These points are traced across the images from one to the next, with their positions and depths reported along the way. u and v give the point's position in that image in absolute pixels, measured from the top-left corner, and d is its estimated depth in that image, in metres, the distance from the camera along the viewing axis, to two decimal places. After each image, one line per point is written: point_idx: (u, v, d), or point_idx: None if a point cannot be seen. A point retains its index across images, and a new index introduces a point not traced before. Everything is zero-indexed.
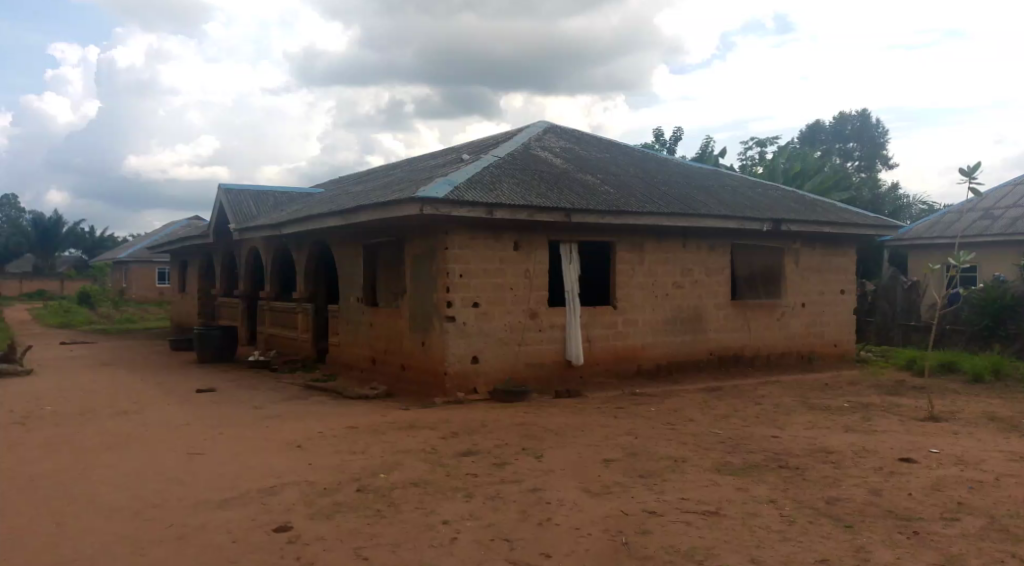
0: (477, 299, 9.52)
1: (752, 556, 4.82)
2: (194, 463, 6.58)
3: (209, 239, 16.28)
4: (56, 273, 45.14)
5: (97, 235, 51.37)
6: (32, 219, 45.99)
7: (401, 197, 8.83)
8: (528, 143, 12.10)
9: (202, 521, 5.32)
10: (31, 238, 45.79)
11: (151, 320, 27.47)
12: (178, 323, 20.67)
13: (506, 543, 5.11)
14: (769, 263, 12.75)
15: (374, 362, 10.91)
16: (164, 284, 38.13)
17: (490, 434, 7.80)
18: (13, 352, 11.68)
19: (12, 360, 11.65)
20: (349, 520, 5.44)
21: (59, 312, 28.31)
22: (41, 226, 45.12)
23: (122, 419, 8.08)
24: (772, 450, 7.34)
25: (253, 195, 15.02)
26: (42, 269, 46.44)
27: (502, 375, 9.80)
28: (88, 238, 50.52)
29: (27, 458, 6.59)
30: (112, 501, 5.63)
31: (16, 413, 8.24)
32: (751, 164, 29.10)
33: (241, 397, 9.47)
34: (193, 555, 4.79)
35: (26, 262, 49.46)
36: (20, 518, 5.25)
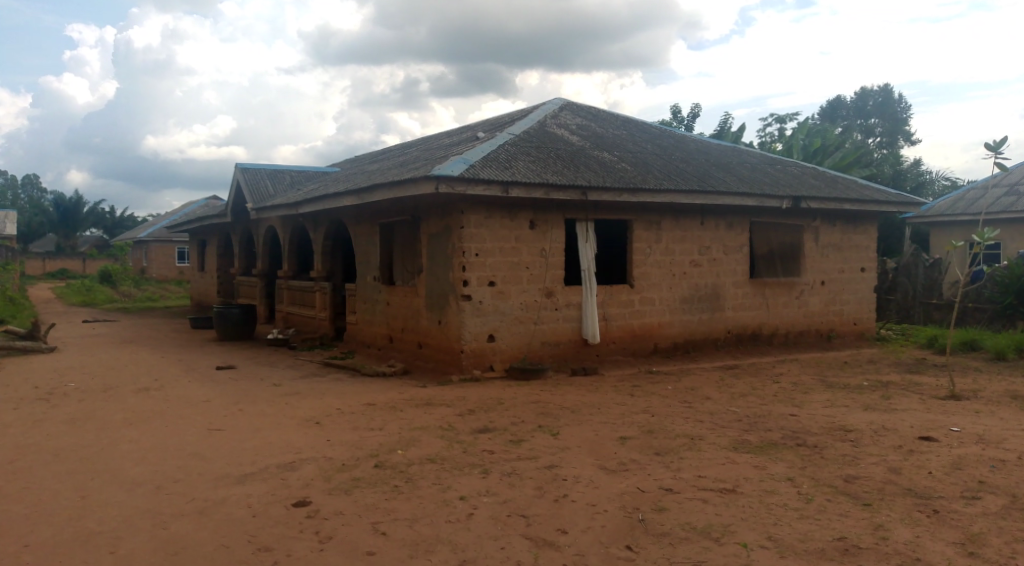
0: (493, 277, 9.51)
1: (769, 533, 4.82)
2: (214, 439, 6.67)
3: (227, 218, 16.39)
4: (78, 253, 45.72)
5: (117, 215, 51.90)
6: (53, 200, 46.53)
7: (417, 175, 8.81)
8: (544, 121, 12.00)
9: (223, 496, 5.40)
10: (53, 218, 46.39)
11: (171, 298, 27.79)
12: (198, 302, 20.91)
13: (522, 519, 5.14)
14: (788, 240, 12.61)
15: (391, 340, 10.97)
16: (184, 263, 38.55)
17: (507, 411, 7.82)
18: (36, 329, 11.87)
19: (36, 338, 11.84)
20: (367, 496, 5.51)
21: (81, 291, 28.68)
22: (63, 206, 45.69)
23: (143, 395, 8.20)
24: (790, 428, 7.30)
25: (269, 175, 15.07)
26: (64, 249, 47.05)
27: (518, 353, 9.81)
28: (108, 218, 51.06)
29: (52, 433, 6.71)
30: (135, 475, 5.73)
31: (41, 389, 8.39)
32: (770, 140, 28.70)
33: (259, 374, 9.57)
34: (215, 529, 4.87)
35: (49, 241, 50.20)
36: (47, 492, 5.36)
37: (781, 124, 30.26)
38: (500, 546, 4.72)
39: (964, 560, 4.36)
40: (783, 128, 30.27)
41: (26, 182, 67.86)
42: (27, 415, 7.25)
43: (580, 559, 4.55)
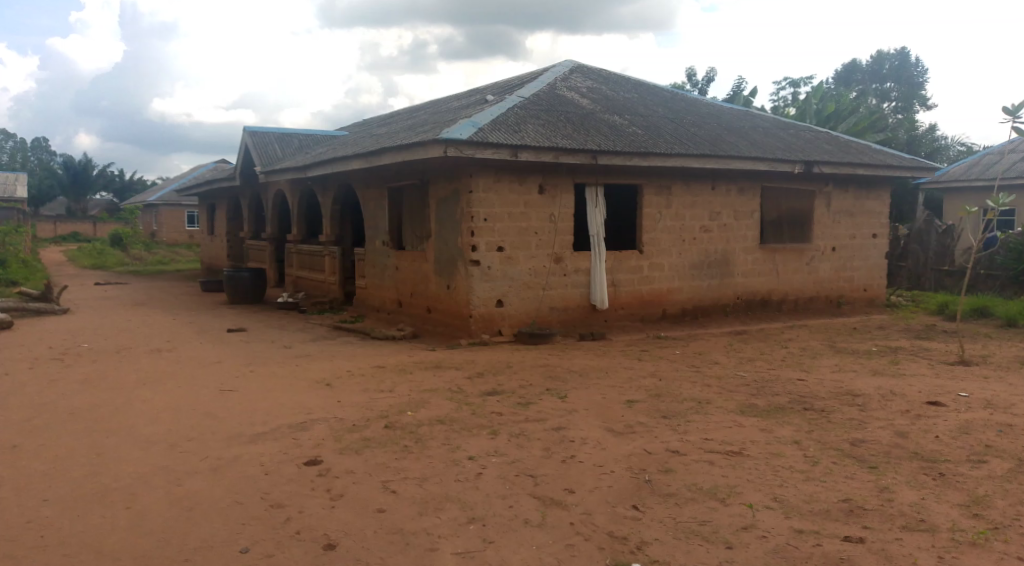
0: (502, 243, 9.50)
1: (775, 495, 4.86)
2: (225, 400, 6.75)
3: (236, 182, 16.38)
4: (89, 217, 45.91)
5: (126, 179, 51.89)
6: (63, 163, 46.56)
7: (425, 138, 8.75)
8: (554, 83, 11.85)
9: (235, 454, 5.49)
10: (63, 181, 46.49)
11: (182, 262, 27.93)
12: (209, 265, 21.03)
13: (530, 479, 5.21)
14: (799, 206, 12.50)
15: (400, 304, 11.02)
16: (194, 228, 38.71)
17: (515, 375, 7.88)
18: (49, 292, 11.95)
19: (50, 301, 11.93)
20: (377, 455, 5.58)
21: (92, 254, 28.96)
22: (73, 169, 45.76)
23: (156, 356, 8.30)
24: (798, 393, 7.33)
25: (277, 138, 15.01)
26: (76, 213, 47.26)
27: (527, 318, 9.84)
28: (118, 182, 51.19)
29: (67, 392, 6.83)
30: (149, 433, 5.84)
31: (56, 350, 8.50)
32: (784, 104, 28.26)
33: (270, 337, 9.66)
34: (228, 486, 4.97)
35: (60, 205, 50.48)
36: (63, 449, 5.47)
37: (795, 87, 29.76)
38: (508, 505, 4.80)
39: (969, 521, 4.39)
40: (798, 92, 29.79)
41: (36, 146, 67.91)
42: (42, 374, 7.37)
43: (587, 517, 4.61)
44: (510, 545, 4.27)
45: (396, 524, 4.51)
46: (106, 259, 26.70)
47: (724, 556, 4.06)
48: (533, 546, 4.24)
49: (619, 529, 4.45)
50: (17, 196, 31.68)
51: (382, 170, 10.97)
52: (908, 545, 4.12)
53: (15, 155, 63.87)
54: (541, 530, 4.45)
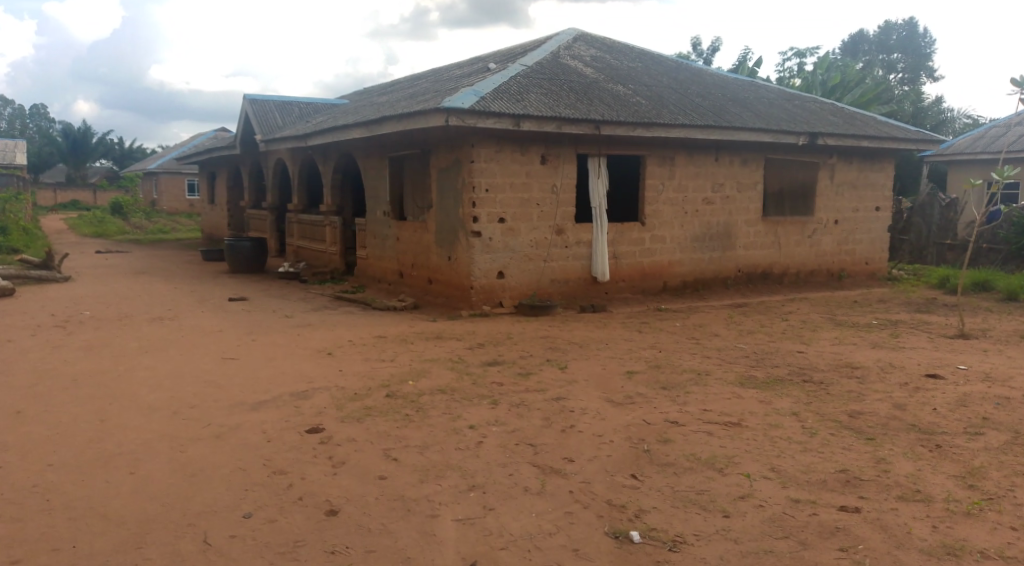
0: (503, 214, 9.47)
1: (773, 465, 4.91)
2: (227, 368, 6.79)
3: (237, 150, 16.28)
4: (89, 185, 45.73)
5: (125, 147, 51.57)
6: (61, 130, 46.24)
7: (426, 107, 8.66)
8: (558, 52, 11.71)
9: (237, 422, 5.54)
10: (63, 148, 46.21)
11: (183, 231, 27.89)
12: (210, 234, 21.00)
13: (530, 448, 5.26)
14: (803, 179, 12.43)
15: (401, 275, 11.02)
16: (195, 197, 38.60)
17: (516, 346, 7.91)
18: (50, 260, 11.95)
19: (51, 269, 11.93)
20: (378, 424, 5.63)
21: (94, 222, 28.91)
22: (72, 136, 45.47)
23: (158, 324, 8.32)
24: (797, 365, 7.37)
25: (277, 106, 14.87)
26: (75, 181, 47.05)
27: (528, 290, 9.85)
28: (118, 150, 50.92)
29: (70, 359, 6.86)
30: (152, 401, 5.89)
31: (59, 317, 8.53)
32: (790, 75, 27.96)
33: (271, 306, 9.69)
34: (230, 452, 5.02)
35: (59, 173, 50.28)
36: (66, 415, 5.52)
37: (801, 58, 29.38)
38: (508, 473, 4.85)
39: (964, 492, 4.44)
40: (804, 63, 29.43)
41: (35, 112, 67.38)
42: (45, 341, 7.41)
43: (586, 486, 4.67)
44: (510, 512, 4.32)
45: (397, 491, 4.56)
46: (107, 228, 26.67)
47: (721, 525, 4.12)
48: (533, 514, 4.30)
49: (618, 497, 4.50)
50: (16, 163, 31.53)
51: (383, 139, 10.88)
52: (903, 515, 4.17)
53: (13, 122, 63.39)
54: (540, 498, 4.51)
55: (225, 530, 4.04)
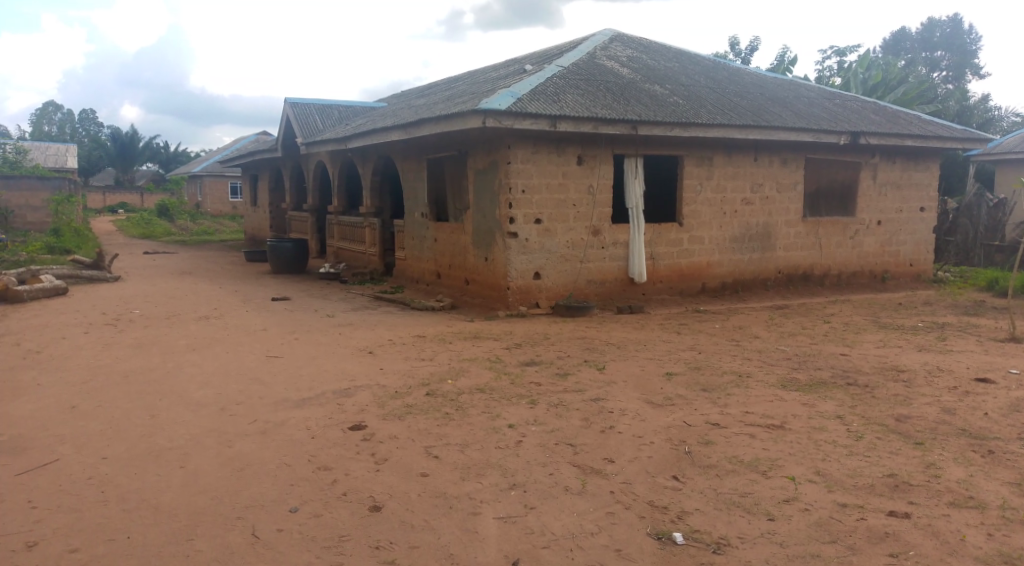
0: (539, 214, 9.47)
1: (817, 469, 4.83)
2: (272, 365, 6.90)
3: (278, 153, 16.56)
4: (136, 187, 47.02)
5: (172, 150, 52.85)
6: (111, 134, 47.52)
7: (464, 109, 8.72)
8: (593, 52, 11.69)
9: (282, 418, 5.63)
10: (111, 152, 47.43)
11: (228, 233, 28.51)
12: (253, 236, 21.37)
13: (570, 448, 5.25)
14: (843, 179, 12.21)
15: (439, 276, 11.08)
16: (237, 199, 39.29)
17: (553, 346, 7.91)
18: (103, 260, 12.25)
19: (103, 269, 12.23)
20: (419, 421, 5.69)
21: (141, 224, 29.54)
22: (121, 141, 46.62)
23: (204, 323, 8.50)
24: (841, 368, 7.23)
25: (318, 109, 15.11)
26: (124, 183, 48.29)
27: (565, 291, 9.83)
28: (163, 154, 52.24)
29: (121, 356, 7.04)
30: (200, 397, 6.01)
31: (109, 315, 8.76)
32: (830, 74, 27.51)
33: (312, 306, 9.83)
34: (276, 448, 5.11)
35: (108, 176, 51.74)
36: (119, 410, 5.66)
37: (840, 57, 28.93)
38: (548, 472, 4.85)
39: (1019, 499, 4.32)
40: (843, 62, 28.89)
41: (85, 118, 69.29)
42: (97, 338, 7.62)
43: (627, 486, 4.65)
44: (552, 511, 4.32)
45: (439, 488, 4.60)
46: (154, 230, 27.25)
47: (766, 528, 4.06)
48: (574, 513, 4.29)
49: (659, 499, 4.48)
50: (69, 167, 32.60)
51: (422, 141, 10.97)
52: (955, 521, 4.07)
53: (63, 127, 65.52)
54: (581, 498, 4.50)
55: (273, 523, 4.11)
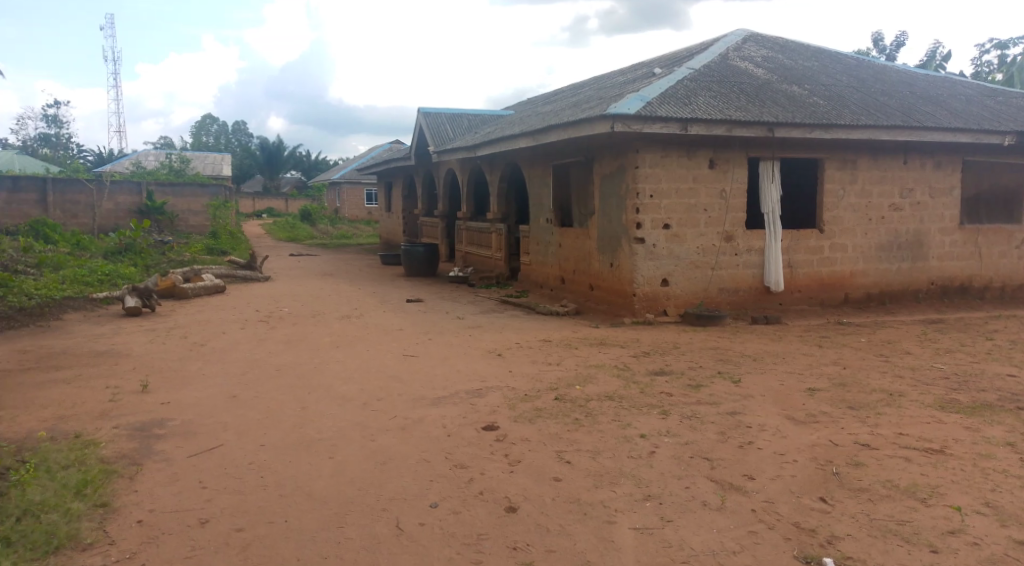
0: (668, 220, 9.27)
1: (988, 500, 4.39)
2: (407, 364, 7.15)
3: (410, 161, 17.24)
4: (281, 192, 50.42)
5: (312, 159, 56.31)
6: (260, 144, 51.31)
7: (592, 114, 8.69)
8: (726, 54, 11.32)
9: (419, 416, 5.81)
10: (260, 160, 51.21)
11: (364, 237, 29.96)
12: (386, 240, 22.34)
13: (706, 461, 5.08)
14: (1007, 182, 11.13)
15: (563, 281, 11.09)
16: (371, 205, 41.23)
17: (684, 356, 7.70)
18: (255, 260, 13.19)
19: (255, 269, 13.17)
20: (550, 426, 5.69)
21: (287, 228, 31.66)
22: (268, 150, 50.24)
23: (345, 322, 8.96)
24: (1011, 390, 6.56)
25: (447, 118, 15.59)
26: (270, 189, 51.90)
27: (694, 299, 9.56)
28: (305, 163, 55.79)
29: (273, 350, 7.54)
30: (343, 391, 6.32)
31: (261, 312, 9.42)
32: (991, 69, 25.23)
33: (442, 308, 10.11)
34: (414, 444, 5.27)
35: (256, 183, 55.89)
36: (272, 400, 6.05)
37: (1003, 51, 26.49)
38: (684, 485, 4.71)
39: None
40: (1006, 55, 26.43)
41: (236, 129, 75.26)
42: (252, 333, 8.20)
43: (769, 505, 4.43)
44: (690, 525, 4.18)
45: (573, 494, 4.58)
46: (298, 233, 29.08)
47: (929, 561, 3.74)
48: (714, 530, 4.13)
49: (806, 520, 4.23)
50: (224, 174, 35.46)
51: (549, 147, 11.04)
52: None
53: (218, 139, 71.51)
54: (721, 514, 4.33)
55: (414, 517, 4.23)
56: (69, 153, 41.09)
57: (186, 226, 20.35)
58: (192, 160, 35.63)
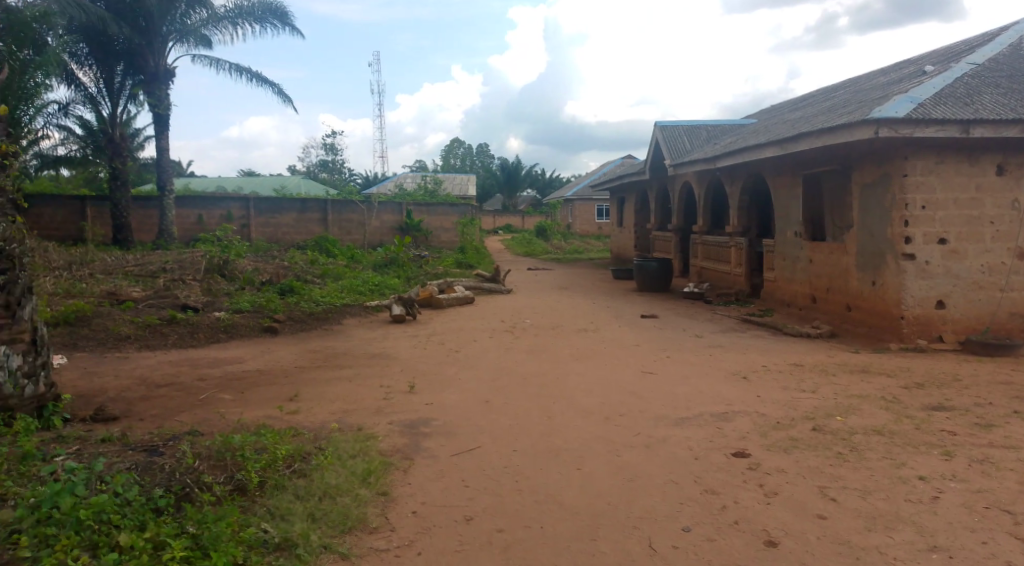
0: (944, 234, 8.20)
1: None
2: (648, 381, 7.07)
3: (645, 176, 17.23)
4: (517, 210, 53.02)
5: (546, 176, 58.67)
6: (500, 164, 54.63)
7: (852, 119, 7.99)
8: (1019, 43, 9.79)
9: (664, 435, 5.69)
10: (499, 179, 54.52)
11: (598, 251, 30.48)
12: (619, 254, 22.50)
13: (1008, 516, 4.35)
14: None
15: (815, 300, 10.28)
16: (604, 220, 41.80)
17: (968, 390, 6.72)
18: (499, 274, 13.94)
19: (498, 281, 13.93)
20: (809, 458, 5.26)
21: (525, 242, 33.26)
22: (507, 169, 53.29)
23: (584, 335, 9.12)
24: None
25: (685, 130, 15.33)
26: (508, 207, 54.86)
27: (977, 324, 8.33)
28: (540, 181, 58.32)
29: (519, 360, 7.89)
30: (587, 404, 6.40)
31: (505, 323, 9.94)
32: None
33: (680, 325, 9.89)
34: (662, 464, 5.17)
35: (495, 201, 59.57)
36: (521, 408, 6.31)
37: None
38: (981, 540, 4.07)
39: None
40: None
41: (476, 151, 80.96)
42: (498, 343, 8.66)
43: None
44: None
45: (842, 535, 4.17)
46: (536, 248, 30.38)
47: None
48: None
49: None
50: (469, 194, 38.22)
51: (797, 157, 10.35)
52: None
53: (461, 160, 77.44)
54: None
55: (668, 539, 4.13)
56: (344, 177, 46.78)
57: (437, 242, 22.09)
58: (443, 181, 38.98)
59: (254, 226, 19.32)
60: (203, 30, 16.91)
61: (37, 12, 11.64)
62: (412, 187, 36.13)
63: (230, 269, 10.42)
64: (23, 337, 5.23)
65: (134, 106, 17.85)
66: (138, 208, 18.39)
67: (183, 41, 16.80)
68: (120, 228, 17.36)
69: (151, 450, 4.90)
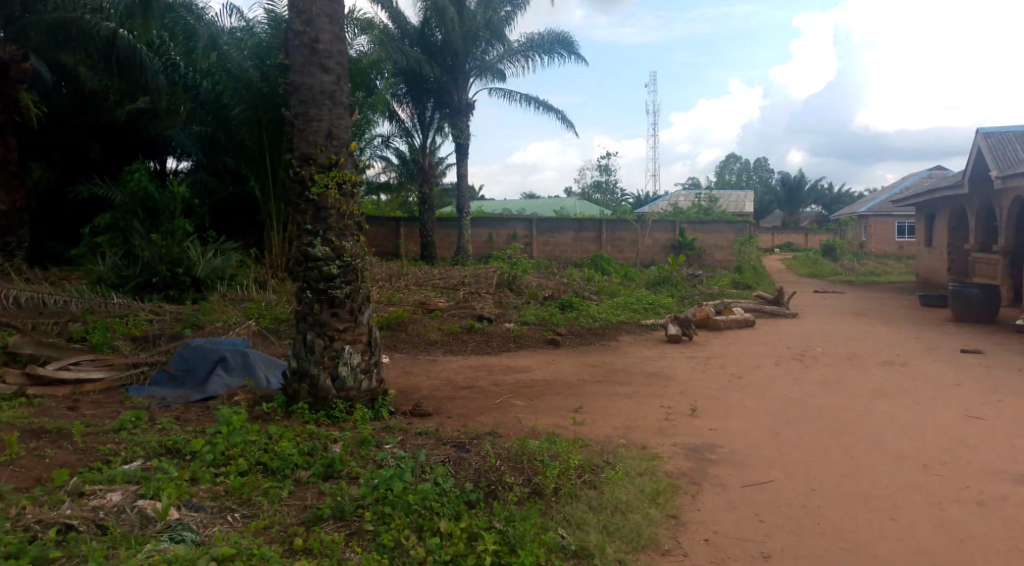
0: None
1: None
2: (975, 428, 6.10)
3: (964, 189, 15.09)
4: (796, 228, 49.58)
5: (831, 190, 54.08)
6: (778, 178, 51.59)
7: None
8: None
9: (1002, 493, 4.85)
10: (778, 194, 51.53)
11: (898, 273, 27.19)
12: (925, 277, 19.89)
13: None
14: None
15: None
16: (903, 239, 37.22)
17: None
18: (783, 296, 13.14)
19: (782, 304, 13.13)
20: None
21: (809, 262, 30.93)
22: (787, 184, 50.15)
23: (888, 369, 8.18)
24: None
25: (1018, 136, 13.13)
26: (786, 224, 51.54)
27: None
28: (824, 195, 53.97)
29: (811, 391, 7.33)
30: (898, 447, 5.72)
31: (793, 350, 9.32)
32: None
33: (1014, 364, 8.42)
34: (1001, 527, 4.41)
35: (771, 217, 56.38)
36: (818, 444, 5.84)
37: None
38: None
39: None
40: None
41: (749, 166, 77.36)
42: (786, 370, 8.15)
43: None
44: None
45: None
46: (822, 269, 28.05)
47: None
48: None
49: None
50: (746, 212, 37.06)
51: None
52: None
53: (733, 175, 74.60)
54: None
55: None
56: (617, 196, 47.84)
57: (713, 261, 20.67)
58: (719, 199, 37.90)
59: (537, 244, 20.61)
60: (498, 65, 18.57)
61: (370, 60, 13.67)
62: (687, 206, 35.72)
63: (519, 285, 11.21)
64: (363, 338, 6.14)
65: (439, 136, 20.12)
66: (440, 228, 20.64)
67: (482, 76, 18.54)
68: (426, 245, 19.55)
69: (459, 446, 5.42)
